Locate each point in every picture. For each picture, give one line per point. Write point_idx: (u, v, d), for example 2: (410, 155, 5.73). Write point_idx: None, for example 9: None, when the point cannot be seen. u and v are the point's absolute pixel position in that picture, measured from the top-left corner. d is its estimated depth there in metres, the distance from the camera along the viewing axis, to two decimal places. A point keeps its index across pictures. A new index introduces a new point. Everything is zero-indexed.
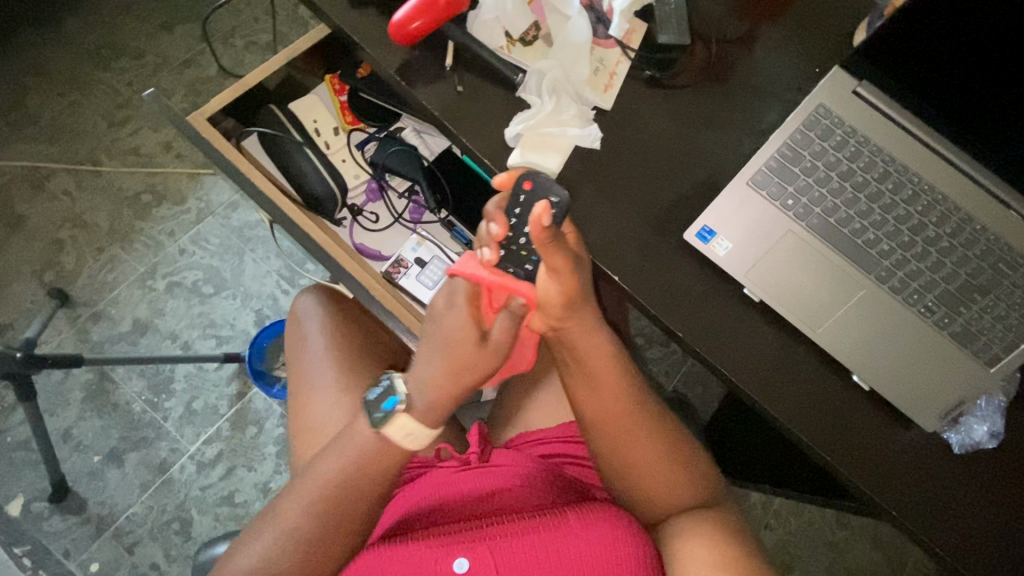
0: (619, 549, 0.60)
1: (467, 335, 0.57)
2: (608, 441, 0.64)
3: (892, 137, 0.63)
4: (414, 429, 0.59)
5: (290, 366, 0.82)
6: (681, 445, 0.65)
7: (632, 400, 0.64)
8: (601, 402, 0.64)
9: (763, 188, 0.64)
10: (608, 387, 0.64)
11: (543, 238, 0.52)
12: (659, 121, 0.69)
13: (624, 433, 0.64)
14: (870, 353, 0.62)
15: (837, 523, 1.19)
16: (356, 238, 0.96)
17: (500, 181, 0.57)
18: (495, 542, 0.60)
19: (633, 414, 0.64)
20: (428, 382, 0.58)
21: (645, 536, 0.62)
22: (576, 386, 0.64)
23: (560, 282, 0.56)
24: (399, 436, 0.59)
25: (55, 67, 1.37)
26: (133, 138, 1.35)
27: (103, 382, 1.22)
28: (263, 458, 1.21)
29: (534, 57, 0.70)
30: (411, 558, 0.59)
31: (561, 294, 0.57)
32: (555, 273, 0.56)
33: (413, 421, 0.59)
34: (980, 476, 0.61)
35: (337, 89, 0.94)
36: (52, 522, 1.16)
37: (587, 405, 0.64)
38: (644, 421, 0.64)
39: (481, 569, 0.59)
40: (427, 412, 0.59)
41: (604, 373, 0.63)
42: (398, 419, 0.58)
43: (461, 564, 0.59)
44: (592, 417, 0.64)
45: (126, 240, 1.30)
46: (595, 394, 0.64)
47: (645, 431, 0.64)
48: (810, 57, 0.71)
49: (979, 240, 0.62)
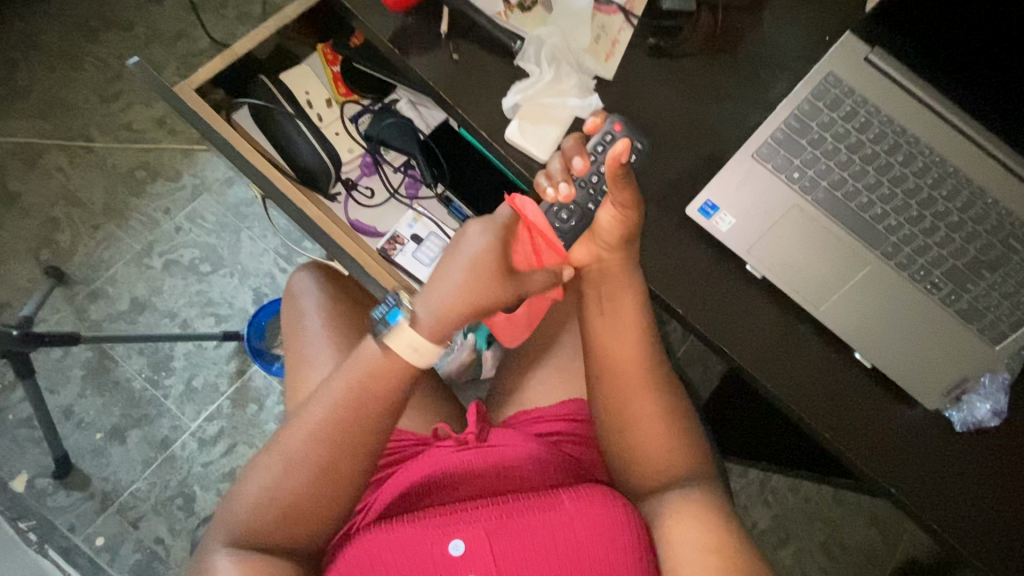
0: (614, 536, 0.58)
1: (499, 268, 0.62)
2: (619, 388, 0.66)
3: (903, 107, 0.61)
4: (425, 344, 0.60)
5: (288, 345, 0.81)
6: (682, 406, 0.67)
7: (647, 348, 0.68)
8: (617, 347, 0.67)
9: (768, 161, 0.62)
10: (628, 333, 0.67)
11: (617, 174, 0.58)
12: (663, 92, 0.67)
13: (632, 381, 0.66)
14: (874, 330, 0.61)
15: (833, 500, 1.20)
16: (351, 213, 0.94)
17: (590, 126, 0.63)
18: (488, 523, 0.58)
19: (643, 363, 0.67)
20: (451, 304, 0.61)
21: (638, 525, 0.60)
22: (602, 321, 0.68)
23: (617, 221, 0.63)
24: (400, 347, 0.60)
25: (44, 40, 1.33)
26: (124, 113, 1.32)
27: (103, 360, 1.23)
28: (264, 435, 1.21)
29: (533, 23, 0.68)
30: (400, 546, 0.57)
31: (617, 232, 0.63)
32: (617, 213, 0.62)
33: (414, 333, 0.60)
34: (980, 453, 0.61)
35: (331, 59, 0.92)
36: (57, 498, 1.17)
37: (605, 342, 0.68)
38: (655, 370, 0.67)
39: (473, 556, 0.57)
40: (435, 327, 0.61)
41: (626, 315, 0.67)
42: (401, 328, 0.60)
43: (457, 546, 0.57)
44: (606, 356, 0.67)
45: (121, 217, 1.29)
46: (615, 337, 0.67)
47: (651, 383, 0.67)
48: (818, 26, 0.68)
49: (990, 214, 0.60)
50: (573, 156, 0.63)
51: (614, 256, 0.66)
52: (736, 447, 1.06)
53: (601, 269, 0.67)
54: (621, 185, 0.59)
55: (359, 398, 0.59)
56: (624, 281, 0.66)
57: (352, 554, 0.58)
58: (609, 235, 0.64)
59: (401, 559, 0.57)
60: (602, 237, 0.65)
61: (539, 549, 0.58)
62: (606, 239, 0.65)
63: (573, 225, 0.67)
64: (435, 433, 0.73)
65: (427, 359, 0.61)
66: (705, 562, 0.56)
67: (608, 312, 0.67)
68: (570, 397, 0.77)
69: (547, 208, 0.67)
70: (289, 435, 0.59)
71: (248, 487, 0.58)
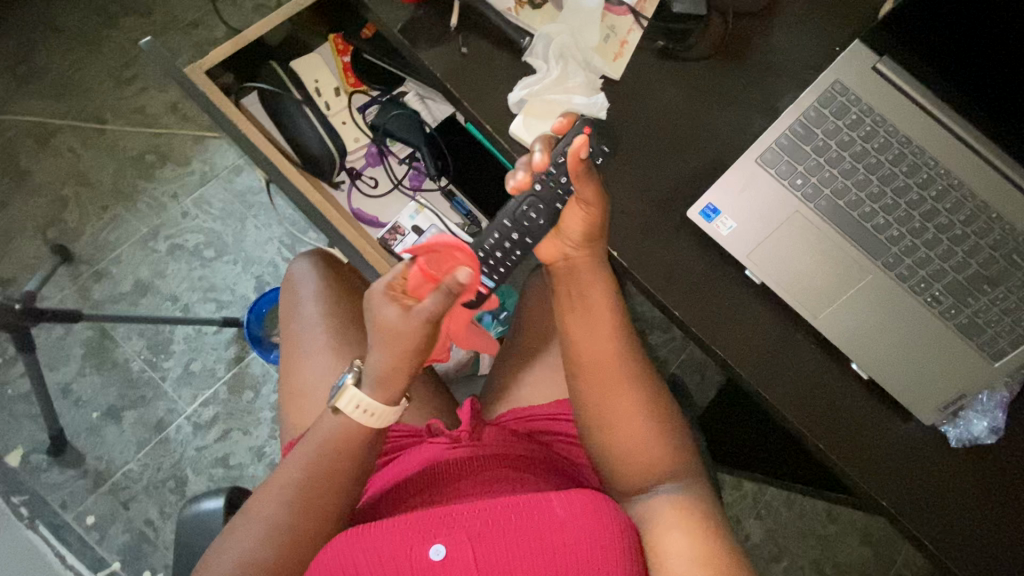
0: (605, 544, 0.58)
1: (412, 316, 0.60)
2: (597, 390, 0.66)
3: (910, 118, 0.60)
4: (374, 406, 0.62)
5: (284, 330, 0.81)
6: (663, 406, 0.67)
7: (623, 352, 0.67)
8: (592, 347, 0.67)
9: (772, 167, 0.62)
10: (602, 332, 0.67)
11: (579, 170, 0.59)
12: (670, 95, 0.67)
13: (612, 386, 0.66)
14: (871, 342, 0.61)
15: (827, 517, 1.19)
16: (354, 202, 0.94)
17: (557, 124, 0.62)
18: (473, 527, 0.57)
19: (623, 370, 0.67)
20: (383, 366, 0.61)
21: (629, 534, 0.59)
22: (573, 320, 0.68)
23: (583, 219, 0.62)
24: (352, 411, 0.62)
25: (63, 22, 1.35)
26: (138, 97, 1.33)
27: (103, 340, 1.23)
28: (259, 423, 1.21)
29: (543, 20, 0.68)
30: (384, 544, 0.57)
31: (582, 229, 0.63)
32: (583, 211, 0.62)
33: (363, 396, 0.62)
34: (975, 469, 0.60)
35: (341, 49, 0.92)
36: (50, 474, 1.18)
37: (578, 343, 0.67)
38: (633, 371, 0.67)
39: (458, 558, 0.56)
40: (381, 388, 0.62)
41: (598, 312, 0.67)
42: (348, 392, 0.62)
43: (437, 551, 0.56)
44: (583, 358, 0.67)
45: (129, 199, 1.30)
46: (589, 334, 0.67)
47: (630, 386, 0.66)
48: (829, 36, 0.68)
49: (994, 229, 0.59)
50: (535, 149, 0.61)
51: (582, 252, 0.65)
52: (730, 458, 1.05)
53: (569, 265, 0.67)
54: (584, 179, 0.59)
55: (343, 435, 0.63)
56: (592, 278, 0.67)
57: (337, 553, 0.57)
58: (574, 230, 0.64)
59: (384, 556, 0.57)
60: (568, 235, 0.65)
61: (527, 555, 0.57)
62: (572, 235, 0.64)
63: (541, 224, 0.65)
64: (429, 428, 0.72)
65: (382, 420, 0.63)
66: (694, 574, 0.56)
67: (581, 307, 0.67)
68: (563, 396, 0.77)
69: (515, 208, 0.65)
70: (269, 489, 0.62)
71: (247, 514, 0.61)
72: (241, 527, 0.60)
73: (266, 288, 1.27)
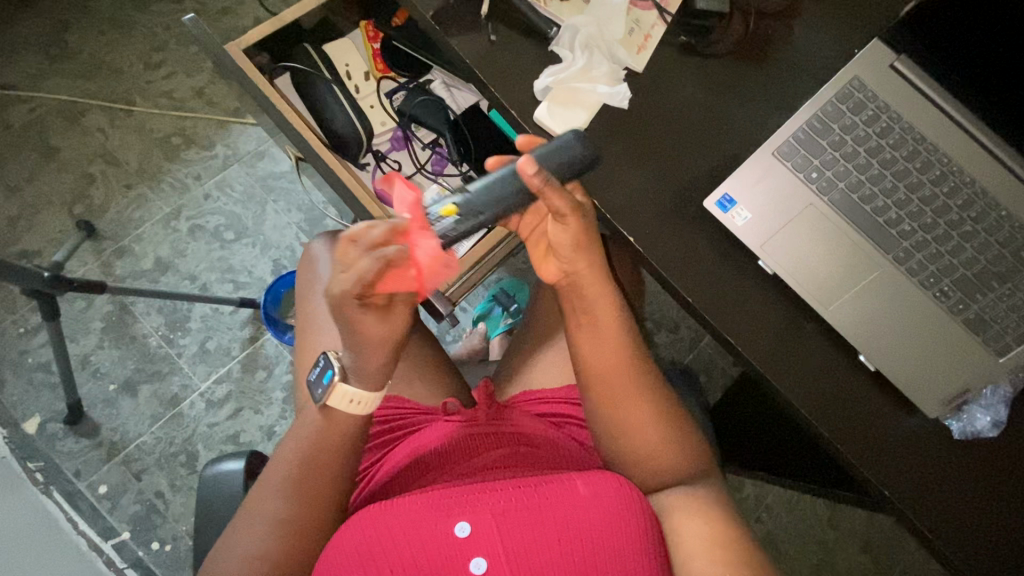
0: (626, 527, 0.59)
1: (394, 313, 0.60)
2: (608, 397, 0.67)
3: (924, 115, 0.62)
4: (362, 396, 0.64)
5: (300, 307, 0.83)
6: (673, 410, 0.68)
7: (631, 358, 0.67)
8: (599, 361, 0.67)
9: (788, 160, 0.64)
10: (610, 339, 0.67)
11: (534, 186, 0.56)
12: (691, 89, 0.69)
13: (622, 394, 0.67)
14: (881, 336, 0.62)
15: (827, 523, 1.20)
16: (377, 182, 0.95)
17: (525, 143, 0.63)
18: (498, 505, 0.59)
19: (634, 374, 0.67)
20: (368, 364, 0.63)
21: (649, 524, 0.60)
22: (582, 337, 0.67)
23: (566, 229, 0.60)
24: (343, 404, 0.64)
25: (97, 5, 1.39)
26: (167, 81, 1.37)
27: (122, 314, 1.26)
28: (270, 403, 1.24)
29: (570, 12, 0.70)
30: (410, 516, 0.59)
31: (570, 240, 0.61)
32: (562, 223, 0.59)
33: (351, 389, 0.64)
34: (978, 463, 0.61)
35: (371, 36, 0.95)
36: (66, 443, 1.20)
37: (587, 358, 0.67)
38: (643, 373, 0.67)
39: (483, 533, 0.58)
40: (365, 381, 0.64)
41: (605, 323, 0.67)
42: (337, 389, 0.64)
43: (463, 527, 0.58)
44: (592, 369, 0.67)
45: (154, 179, 1.33)
46: (595, 347, 0.67)
47: (640, 387, 0.67)
48: (850, 37, 0.70)
49: (1003, 227, 0.61)
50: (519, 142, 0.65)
51: (583, 267, 0.64)
52: (735, 457, 1.05)
53: (572, 282, 0.65)
54: (550, 195, 0.56)
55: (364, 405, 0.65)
56: (597, 289, 0.65)
57: (365, 525, 0.59)
58: (564, 245, 0.61)
59: (410, 529, 0.58)
60: (563, 252, 0.62)
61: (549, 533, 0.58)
62: (563, 251, 0.62)
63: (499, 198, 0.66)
64: (444, 406, 0.71)
65: (371, 406, 0.66)
66: (710, 556, 0.57)
67: (587, 322, 0.67)
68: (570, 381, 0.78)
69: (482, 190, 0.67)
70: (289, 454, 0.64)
71: (269, 479, 0.63)
72: (265, 494, 0.62)
73: (283, 271, 1.30)
